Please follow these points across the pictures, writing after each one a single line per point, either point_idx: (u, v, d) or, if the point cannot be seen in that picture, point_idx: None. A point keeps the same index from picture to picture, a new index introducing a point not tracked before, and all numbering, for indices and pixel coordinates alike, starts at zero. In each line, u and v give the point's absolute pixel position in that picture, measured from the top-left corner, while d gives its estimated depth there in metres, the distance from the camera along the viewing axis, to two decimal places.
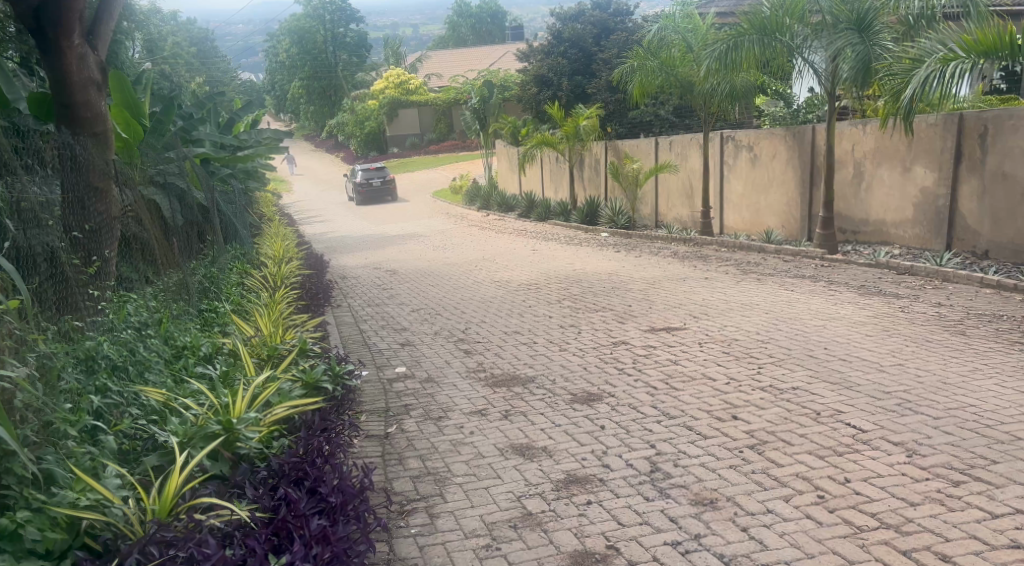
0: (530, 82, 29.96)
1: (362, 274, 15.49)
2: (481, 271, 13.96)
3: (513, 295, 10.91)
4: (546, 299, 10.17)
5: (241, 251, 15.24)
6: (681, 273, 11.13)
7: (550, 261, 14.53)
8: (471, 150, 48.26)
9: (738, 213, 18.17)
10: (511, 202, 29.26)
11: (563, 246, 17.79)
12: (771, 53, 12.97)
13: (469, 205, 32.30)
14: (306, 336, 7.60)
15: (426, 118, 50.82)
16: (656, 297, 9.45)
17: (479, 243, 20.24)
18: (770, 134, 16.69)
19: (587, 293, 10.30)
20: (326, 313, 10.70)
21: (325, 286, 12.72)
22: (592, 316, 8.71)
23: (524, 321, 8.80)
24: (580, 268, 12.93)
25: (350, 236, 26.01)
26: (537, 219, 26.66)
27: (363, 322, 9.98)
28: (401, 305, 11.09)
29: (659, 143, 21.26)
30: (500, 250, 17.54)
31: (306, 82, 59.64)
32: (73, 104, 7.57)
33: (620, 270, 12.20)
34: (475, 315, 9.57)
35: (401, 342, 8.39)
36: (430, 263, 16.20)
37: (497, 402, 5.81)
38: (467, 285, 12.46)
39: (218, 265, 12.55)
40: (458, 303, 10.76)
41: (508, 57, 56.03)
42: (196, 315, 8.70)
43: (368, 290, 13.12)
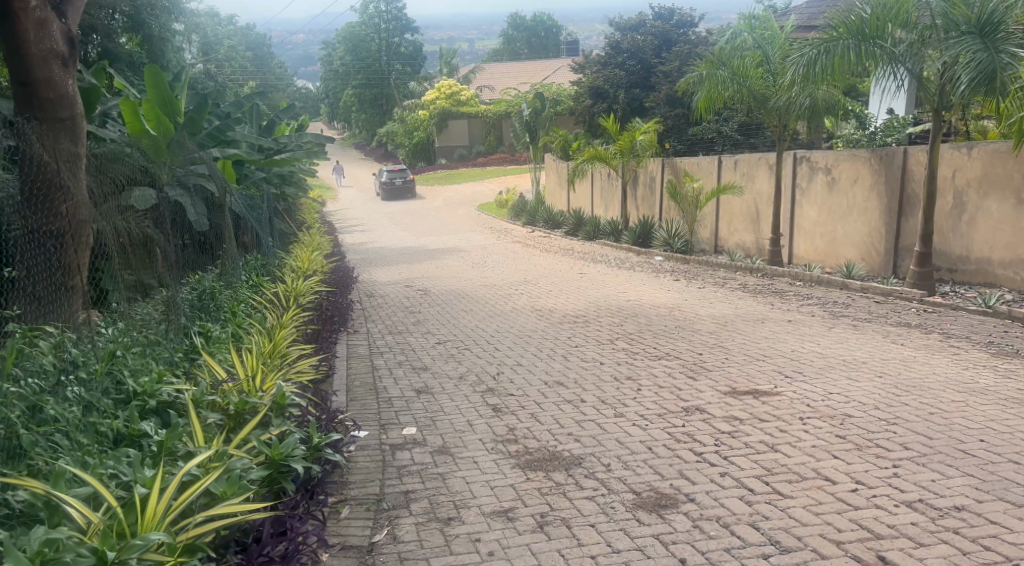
0: (584, 94, 28.41)
1: (391, 292, 14.01)
2: (521, 296, 12.40)
3: (556, 329, 9.29)
4: (595, 338, 8.54)
5: (260, 262, 13.87)
6: (757, 313, 9.44)
7: (600, 287, 12.93)
8: (519, 164, 46.82)
9: (810, 242, 16.35)
10: (559, 218, 27.71)
11: (614, 269, 16.19)
12: (867, 61, 11.25)
13: (514, 220, 30.80)
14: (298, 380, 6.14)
15: (476, 129, 49.54)
16: (729, 344, 7.77)
17: (523, 262, 18.74)
18: (852, 156, 14.86)
19: (644, 333, 8.65)
20: (340, 342, 9.23)
21: (345, 306, 11.26)
22: (653, 366, 7.07)
23: (568, 367, 7.17)
24: (634, 298, 11.30)
25: (388, 248, 24.70)
26: (585, 237, 25.09)
27: (378, 356, 8.46)
28: (426, 335, 9.55)
29: (724, 162, 19.58)
30: (545, 271, 16.00)
31: (358, 90, 58.89)
32: (32, 82, 6.29)
33: (682, 304, 10.54)
34: (511, 354, 7.97)
35: (415, 387, 6.84)
36: (467, 283, 14.68)
37: (531, 501, 4.26)
38: (504, 313, 10.88)
39: (229, 282, 11.23)
40: (491, 336, 9.17)
41: (562, 71, 54.59)
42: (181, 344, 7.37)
43: (393, 312, 11.65)
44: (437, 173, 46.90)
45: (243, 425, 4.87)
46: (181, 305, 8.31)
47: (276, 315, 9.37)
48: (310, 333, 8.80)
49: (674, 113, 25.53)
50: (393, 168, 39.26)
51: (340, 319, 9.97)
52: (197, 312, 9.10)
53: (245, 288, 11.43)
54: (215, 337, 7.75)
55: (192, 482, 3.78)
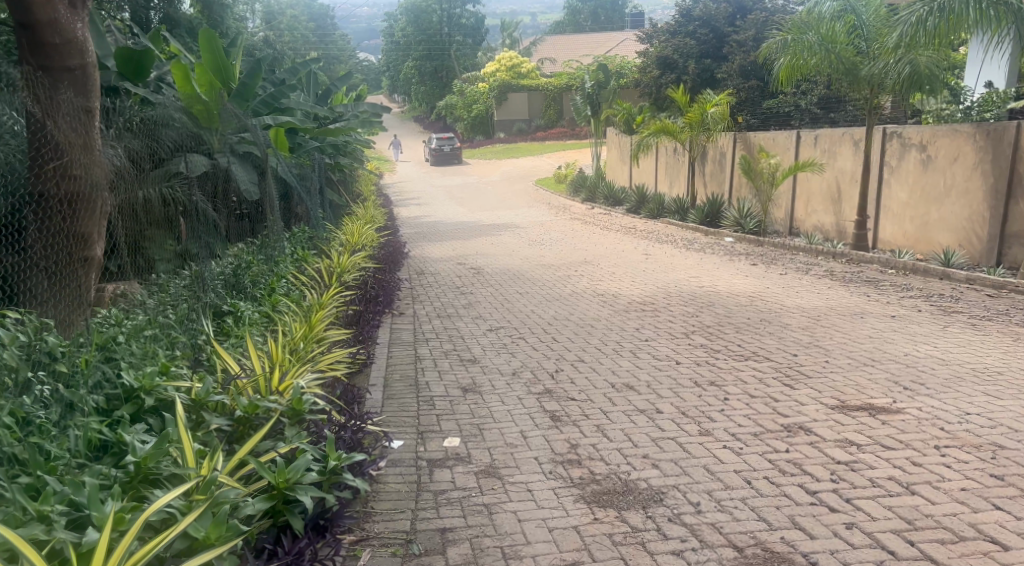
0: (651, 65, 27.12)
1: (442, 270, 13.15)
2: (583, 278, 11.43)
3: (622, 318, 8.30)
4: (668, 330, 7.52)
5: (306, 235, 13.13)
6: (852, 306, 8.32)
7: (668, 270, 11.88)
8: (580, 139, 45.53)
9: (898, 225, 15.01)
10: (621, 195, 26.57)
11: (682, 251, 15.09)
12: (984, 23, 10.02)
13: (573, 196, 29.74)
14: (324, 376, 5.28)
15: (537, 103, 48.40)
16: (826, 344, 6.69)
17: (583, 241, 17.73)
18: (953, 132, 13.50)
19: (724, 325, 7.61)
20: (383, 326, 8.40)
21: (392, 285, 10.43)
22: (741, 368, 6.05)
23: (637, 366, 6.20)
24: (707, 284, 10.23)
25: (443, 222, 23.90)
26: (648, 216, 23.95)
27: (424, 343, 7.59)
28: (477, 320, 8.65)
29: (804, 137, 18.23)
30: (607, 251, 14.98)
31: (418, 62, 58.10)
32: (33, 25, 5.50)
33: (763, 292, 9.45)
34: (572, 347, 7.02)
35: (463, 384, 5.93)
36: (524, 262, 13.77)
37: (602, 555, 3.34)
38: (563, 298, 9.92)
39: (270, 255, 10.48)
40: (549, 323, 8.23)
41: (627, 43, 52.94)
42: (204, 327, 6.61)
43: (444, 291, 10.80)
44: (496, 147, 45.94)
45: (252, 432, 4.03)
46: (211, 283, 7.55)
47: (316, 294, 8.57)
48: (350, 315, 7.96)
49: (747, 84, 24.15)
50: (441, 137, 42.06)
51: (385, 301, 9.14)
52: (231, 288, 8.34)
53: (288, 263, 10.68)
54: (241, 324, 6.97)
55: (171, 520, 3.00)
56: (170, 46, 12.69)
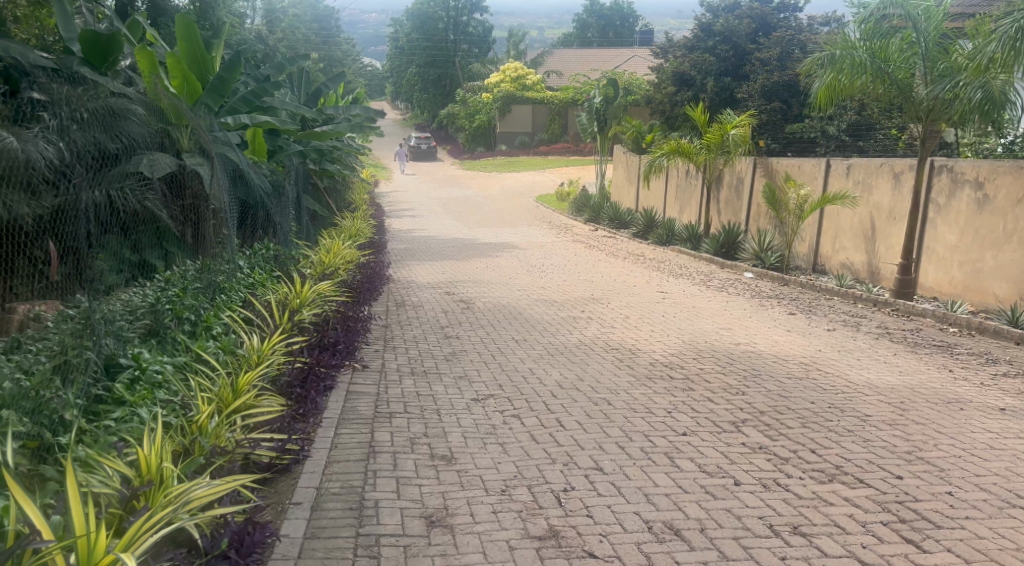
0: (666, 81, 25.42)
1: (426, 301, 11.34)
2: (592, 322, 9.64)
3: (644, 389, 6.45)
4: (707, 419, 5.67)
5: (271, 254, 11.28)
6: (940, 388, 6.51)
7: (691, 315, 10.09)
8: (582, 156, 43.76)
9: (944, 271, 13.21)
10: (627, 218, 24.89)
11: (702, 288, 13.34)
12: None
13: (575, 215, 28.06)
14: (204, 518, 3.48)
15: (541, 116, 46.70)
16: (934, 456, 4.87)
17: (587, 269, 15.95)
18: (1016, 169, 11.72)
19: (781, 415, 5.77)
20: (338, 391, 6.56)
21: (360, 322, 8.59)
22: (831, 500, 4.22)
23: (678, 485, 4.39)
24: (743, 340, 8.43)
25: (436, 239, 22.11)
26: (656, 242, 22.24)
27: (385, 418, 5.73)
28: (458, 382, 6.78)
29: (835, 166, 16.49)
30: (617, 285, 13.19)
31: (421, 69, 56.42)
32: None
33: (817, 358, 7.66)
34: (582, 438, 5.20)
35: (430, 509, 4.14)
36: (521, 294, 11.94)
37: None
38: (569, 350, 8.10)
39: (217, 282, 8.61)
40: (551, 392, 6.39)
41: (636, 60, 51.19)
42: (68, 411, 4.73)
43: (424, 332, 8.98)
44: (496, 160, 44.17)
45: None
46: (107, 338, 5.64)
47: (253, 340, 6.80)
48: (292, 376, 6.11)
49: (768, 106, 22.41)
50: (417, 137, 48.39)
51: (346, 349, 7.30)
52: (149, 331, 6.57)
53: (238, 293, 8.89)
54: (127, 409, 5.10)
55: None
56: (148, 34, 11.12)
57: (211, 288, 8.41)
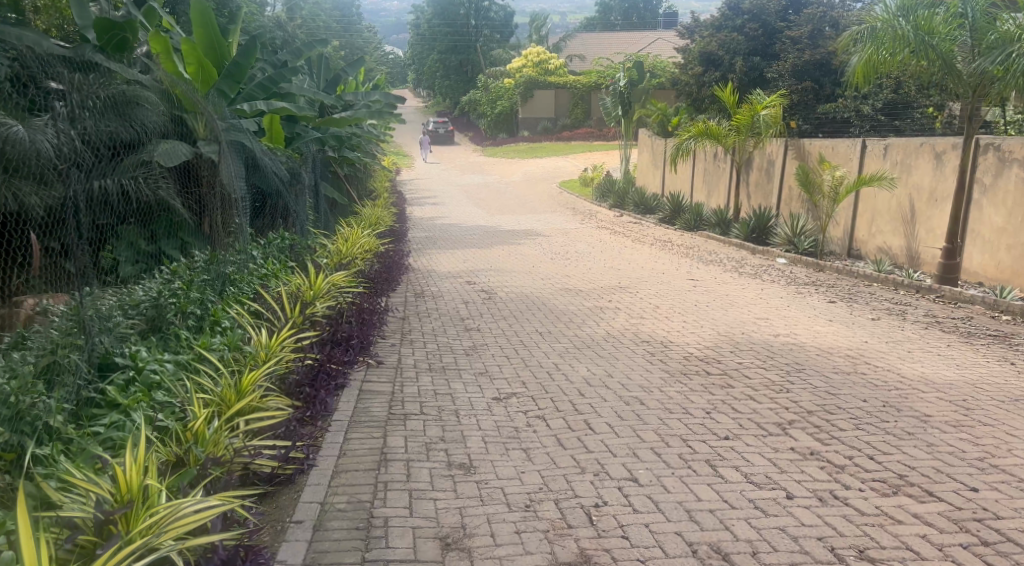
0: (692, 62, 24.74)
1: (446, 291, 10.90)
2: (620, 312, 9.15)
3: (678, 387, 5.98)
4: (749, 421, 5.18)
5: (286, 244, 10.88)
6: (1004, 385, 5.98)
7: (725, 305, 9.56)
8: (606, 140, 43.10)
9: (990, 255, 12.56)
10: (653, 203, 24.31)
11: (735, 275, 12.79)
12: None
13: (600, 201, 27.52)
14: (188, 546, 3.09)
15: (564, 101, 46.02)
16: (1009, 464, 4.37)
17: (614, 256, 15.43)
18: None
19: (832, 415, 5.28)
20: (351, 391, 6.13)
21: (376, 315, 8.17)
22: (898, 518, 3.75)
23: (723, 499, 3.96)
24: (783, 332, 7.91)
25: (457, 226, 21.67)
26: (683, 227, 21.66)
27: (400, 419, 5.31)
28: (478, 379, 6.34)
29: (871, 146, 15.84)
30: (645, 273, 12.68)
31: (443, 55, 55.84)
32: None
33: (864, 350, 7.13)
34: (614, 443, 4.75)
35: (446, 528, 3.77)
36: (546, 284, 11.47)
37: None
38: (597, 343, 7.62)
39: (227, 273, 8.20)
40: (580, 390, 5.93)
41: (660, 42, 50.35)
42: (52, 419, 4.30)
43: (444, 324, 8.54)
44: (519, 146, 43.62)
45: None
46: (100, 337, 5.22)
47: (262, 335, 6.39)
48: (301, 375, 5.69)
49: (799, 86, 21.66)
50: (436, 122, 49.41)
51: (360, 344, 6.88)
52: (150, 328, 6.18)
53: (250, 286, 8.47)
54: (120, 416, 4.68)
55: None
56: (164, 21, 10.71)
57: (222, 281, 7.99)
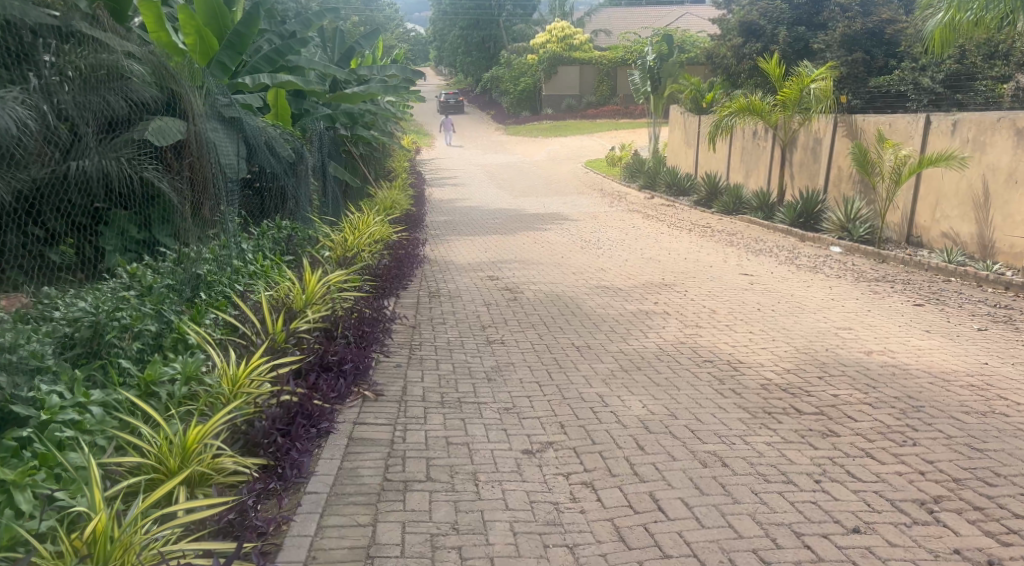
0: (731, 33, 23.09)
1: (465, 289, 9.52)
2: (672, 319, 7.72)
3: (765, 437, 4.56)
4: (878, 495, 3.78)
5: (283, 235, 9.47)
6: None
7: (794, 310, 8.08)
8: (632, 118, 41.38)
9: None
10: (687, 184, 22.78)
11: (791, 269, 11.31)
12: None
13: (628, 182, 26.00)
14: None
15: (588, 78, 44.31)
16: None
17: (651, 245, 13.96)
18: None
19: (989, 486, 3.88)
20: (339, 435, 4.74)
21: (381, 322, 6.76)
22: None
23: None
24: (878, 349, 6.46)
25: (478, 210, 20.23)
26: (721, 211, 20.13)
27: (400, 489, 3.95)
28: (503, 418, 4.94)
29: (937, 121, 14.19)
30: (691, 266, 11.22)
31: (463, 31, 54.06)
32: None
33: (990, 377, 5.69)
34: (699, 543, 3.39)
35: None
36: (579, 279, 10.05)
37: None
38: (652, 363, 6.20)
39: (204, 275, 6.67)
40: (636, 438, 4.52)
41: (689, 16, 48.52)
42: None
43: (463, 334, 7.16)
44: (543, 124, 42.02)
45: None
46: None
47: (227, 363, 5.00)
48: (270, 417, 4.28)
49: (849, 58, 19.99)
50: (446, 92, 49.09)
51: (356, 368, 5.48)
52: (86, 356, 4.85)
53: (232, 287, 7.00)
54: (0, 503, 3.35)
55: None
56: None
57: (193, 283, 6.49)
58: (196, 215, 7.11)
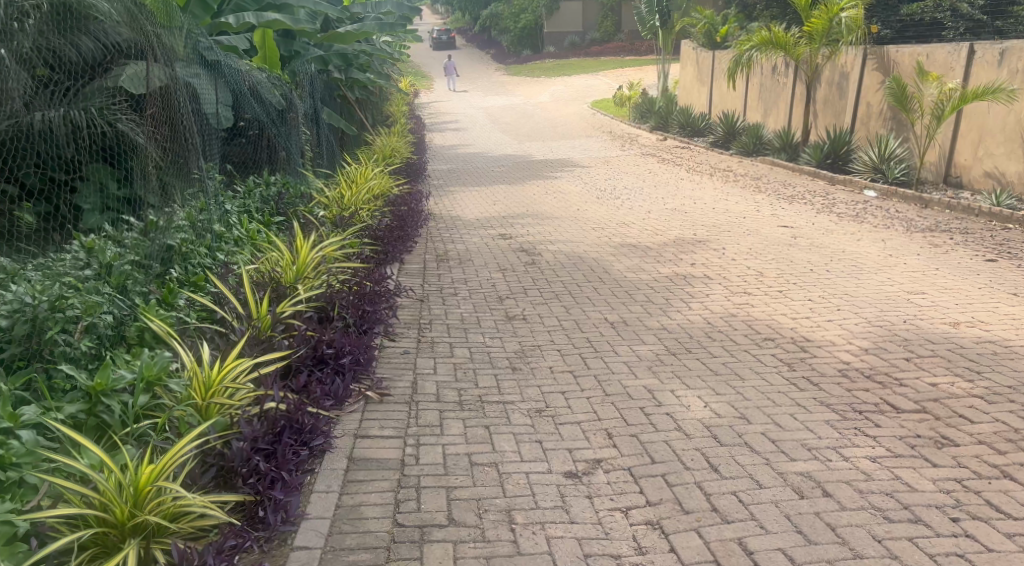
0: None
1: (478, 250, 8.60)
2: (715, 284, 6.78)
3: (867, 449, 3.66)
4: None
5: (272, 193, 8.44)
6: None
7: (851, 271, 7.15)
8: (639, 55, 39.96)
9: None
10: (701, 124, 21.66)
11: (832, 218, 10.37)
12: None
13: (639, 123, 24.84)
14: None
15: (592, 13, 42.58)
16: None
17: (673, 192, 12.97)
18: None
19: None
20: (338, 451, 3.81)
21: (385, 297, 5.81)
22: None
23: None
24: (966, 322, 5.58)
25: (483, 156, 19.18)
26: (739, 153, 19.08)
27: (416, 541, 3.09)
28: (536, 425, 4.04)
29: (982, 51, 12.77)
30: (722, 217, 10.26)
31: None
32: None
33: None
34: None
35: None
36: (601, 236, 9.09)
37: None
38: (703, 342, 5.29)
39: (172, 245, 5.56)
40: (706, 454, 3.63)
41: None
42: None
43: (481, 307, 6.25)
44: (546, 63, 40.56)
45: None
46: None
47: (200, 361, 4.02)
48: (249, 436, 3.37)
49: None
50: None
51: (356, 360, 4.53)
52: (16, 360, 3.88)
53: (211, 259, 5.92)
54: None
55: None
56: None
57: (163, 256, 5.43)
58: (179, 172, 5.98)
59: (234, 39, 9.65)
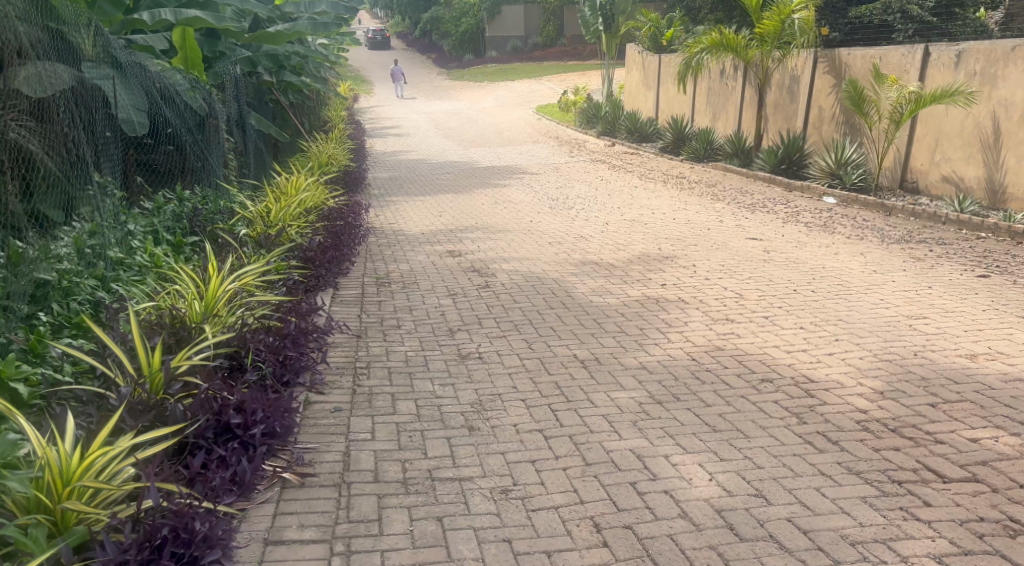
0: None
1: (423, 270, 7.72)
2: (693, 308, 6.03)
3: (920, 544, 2.97)
4: None
5: (185, 209, 7.35)
6: None
7: (838, 290, 6.46)
8: (582, 59, 39.32)
9: None
10: (650, 130, 21.04)
11: (800, 229, 9.73)
12: None
13: (585, 128, 24.13)
14: None
15: (533, 15, 41.73)
16: None
17: (629, 201, 12.24)
18: None
19: None
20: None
21: (317, 333, 4.85)
22: None
23: None
24: (983, 353, 4.93)
25: (425, 163, 18.26)
26: (690, 159, 18.48)
27: None
28: (504, 510, 3.23)
29: (937, 52, 11.87)
30: (684, 229, 9.54)
31: None
32: None
33: None
34: None
35: None
36: (555, 252, 8.26)
37: None
38: (691, 384, 4.53)
39: (44, 278, 4.49)
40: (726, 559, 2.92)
41: None
42: None
43: (429, 342, 5.39)
44: (488, 67, 39.67)
45: None
46: None
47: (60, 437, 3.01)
48: None
49: None
50: None
51: (275, 429, 3.56)
52: None
53: (101, 291, 4.86)
54: None
55: None
56: None
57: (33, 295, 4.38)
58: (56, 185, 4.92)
59: (150, 38, 8.56)
